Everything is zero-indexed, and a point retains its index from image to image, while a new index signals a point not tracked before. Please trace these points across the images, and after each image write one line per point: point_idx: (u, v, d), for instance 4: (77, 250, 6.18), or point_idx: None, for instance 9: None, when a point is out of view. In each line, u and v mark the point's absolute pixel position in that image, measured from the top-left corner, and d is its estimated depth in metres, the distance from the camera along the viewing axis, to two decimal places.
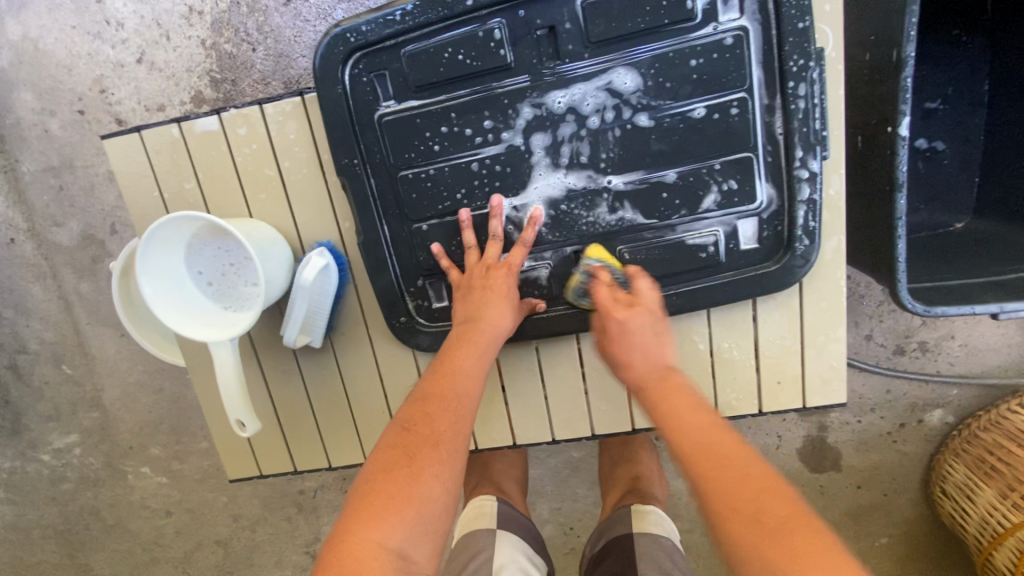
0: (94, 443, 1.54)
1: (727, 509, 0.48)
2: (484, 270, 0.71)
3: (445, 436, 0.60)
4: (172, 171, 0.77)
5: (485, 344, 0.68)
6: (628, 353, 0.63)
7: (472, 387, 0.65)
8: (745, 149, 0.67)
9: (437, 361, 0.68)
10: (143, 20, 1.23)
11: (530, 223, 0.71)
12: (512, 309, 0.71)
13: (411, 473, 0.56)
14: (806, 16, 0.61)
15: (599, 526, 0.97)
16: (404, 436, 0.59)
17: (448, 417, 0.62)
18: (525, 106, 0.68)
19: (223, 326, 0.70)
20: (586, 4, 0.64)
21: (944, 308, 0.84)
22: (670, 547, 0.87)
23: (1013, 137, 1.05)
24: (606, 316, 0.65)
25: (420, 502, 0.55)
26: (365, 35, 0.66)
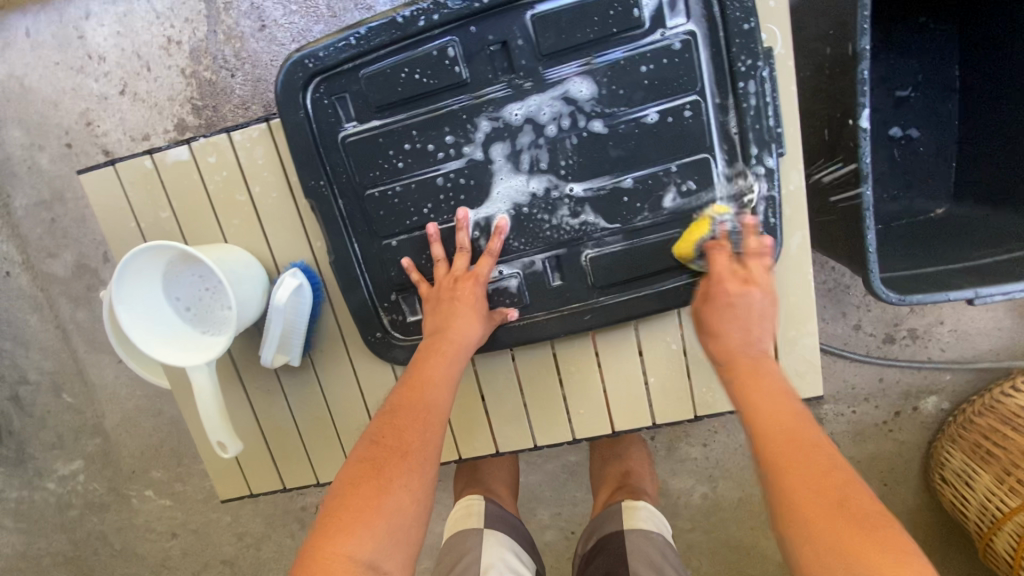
0: (98, 469, 1.56)
1: (804, 493, 0.48)
2: (452, 282, 0.72)
3: (413, 446, 0.61)
4: (147, 201, 0.79)
5: (455, 355, 0.70)
6: (722, 326, 0.64)
7: (442, 397, 0.66)
8: (701, 150, 0.68)
9: (407, 373, 0.69)
10: (124, 53, 1.26)
11: (496, 232, 0.73)
12: (482, 318, 0.73)
13: (379, 487, 0.58)
14: (751, 18, 0.63)
15: (590, 522, 0.96)
16: (374, 450, 0.61)
17: (417, 428, 0.63)
18: (483, 120, 0.70)
19: (201, 349, 0.71)
20: (535, 19, 0.66)
21: (920, 296, 0.84)
22: (661, 542, 0.86)
23: (985, 122, 1.05)
24: (715, 285, 0.65)
25: (389, 514, 0.56)
26: (323, 60, 0.68)
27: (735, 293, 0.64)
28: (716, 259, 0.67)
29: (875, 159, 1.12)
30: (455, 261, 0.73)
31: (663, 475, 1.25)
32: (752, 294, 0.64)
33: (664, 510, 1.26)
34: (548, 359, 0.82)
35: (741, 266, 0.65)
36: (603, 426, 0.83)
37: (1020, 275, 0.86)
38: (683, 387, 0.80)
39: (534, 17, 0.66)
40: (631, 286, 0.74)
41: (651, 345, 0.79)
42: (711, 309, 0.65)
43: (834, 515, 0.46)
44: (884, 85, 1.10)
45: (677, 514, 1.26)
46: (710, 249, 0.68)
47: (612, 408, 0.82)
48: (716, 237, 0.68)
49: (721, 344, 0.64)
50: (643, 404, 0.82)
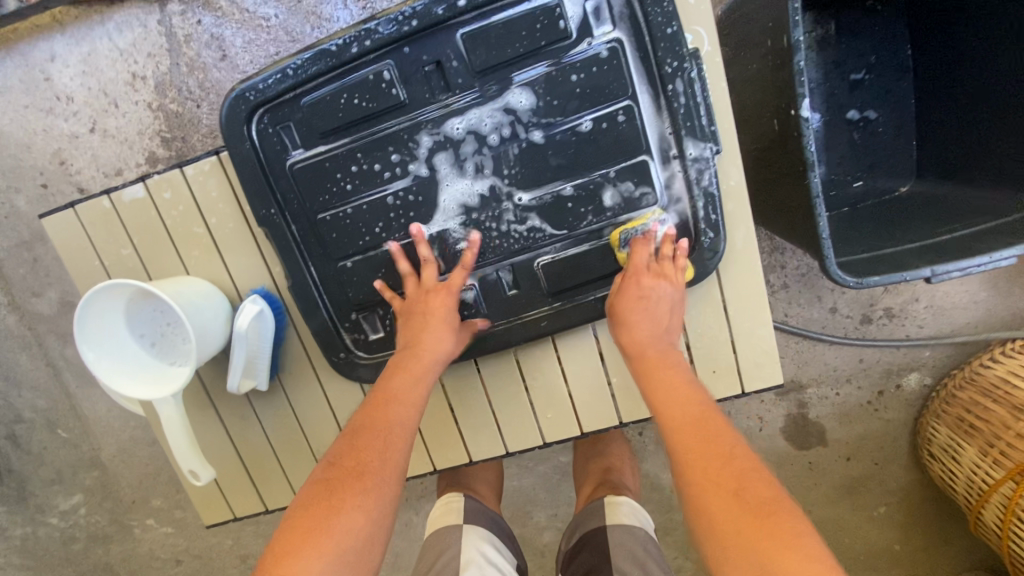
0: (98, 501, 1.58)
1: (704, 482, 0.54)
2: (425, 296, 0.73)
3: (371, 467, 0.62)
4: (109, 240, 0.81)
5: (425, 368, 0.71)
6: (634, 316, 0.70)
7: (405, 418, 0.68)
8: (638, 153, 0.70)
9: (372, 394, 0.70)
10: (90, 91, 1.27)
11: (468, 247, 0.74)
12: (454, 330, 0.74)
13: (333, 507, 0.58)
14: (673, 21, 0.65)
15: (573, 519, 0.95)
16: (333, 470, 0.62)
17: (376, 448, 0.64)
18: (425, 137, 0.71)
19: (163, 384, 0.73)
20: (466, 37, 0.67)
21: (877, 278, 0.85)
22: (644, 537, 0.85)
23: (942, 98, 1.05)
24: (632, 279, 0.70)
25: (340, 535, 0.56)
26: (263, 91, 0.70)
27: (649, 286, 0.69)
28: (637, 252, 0.71)
29: (836, 142, 1.12)
30: (422, 274, 0.74)
31: (650, 470, 1.26)
32: (665, 288, 0.70)
33: (655, 504, 1.27)
34: (512, 365, 0.83)
35: (659, 263, 0.71)
36: (572, 428, 0.84)
37: (977, 249, 0.86)
38: None
39: (463, 36, 0.67)
40: (585, 290, 0.76)
41: (613, 346, 0.81)
42: (624, 300, 0.70)
43: (731, 501, 0.52)
44: (837, 69, 1.10)
45: (671, 508, 1.26)
46: (633, 244, 0.71)
47: (578, 410, 0.84)
48: (644, 233, 0.72)
49: (629, 332, 0.70)
50: (609, 404, 0.83)
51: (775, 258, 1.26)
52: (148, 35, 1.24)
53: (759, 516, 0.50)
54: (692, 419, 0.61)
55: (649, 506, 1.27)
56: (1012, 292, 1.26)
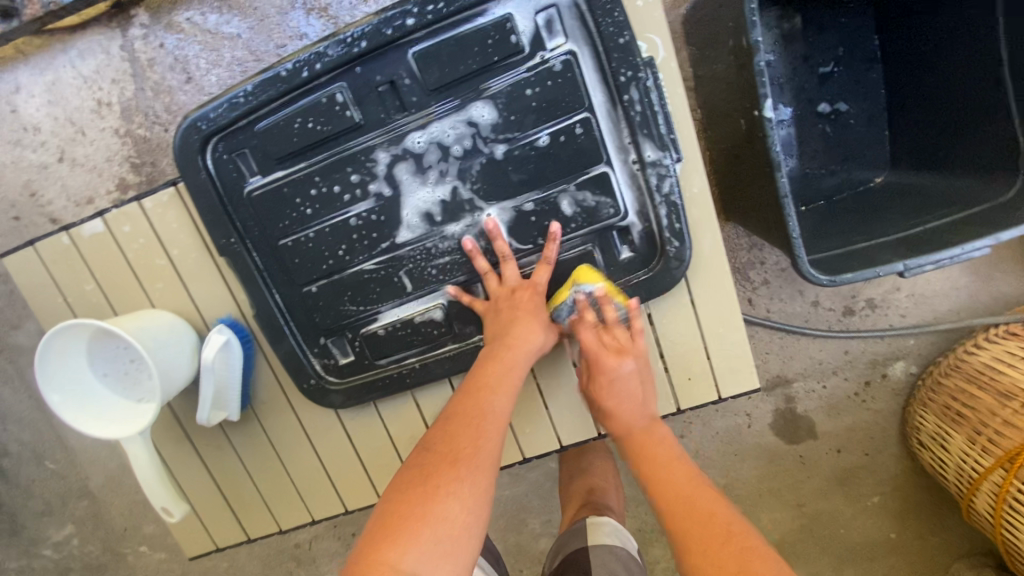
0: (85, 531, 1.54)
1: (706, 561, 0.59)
2: (511, 293, 0.72)
3: (463, 453, 0.63)
4: (70, 276, 0.80)
5: (518, 357, 0.70)
6: (610, 402, 0.73)
7: (498, 406, 0.68)
8: (598, 164, 0.69)
9: (467, 380, 0.71)
10: (57, 121, 1.23)
11: (550, 239, 0.71)
12: (544, 327, 0.73)
13: (429, 492, 0.60)
14: (625, 31, 0.64)
15: (557, 540, 0.95)
16: (427, 456, 0.63)
17: (468, 435, 0.65)
18: (384, 157, 0.70)
19: (128, 423, 0.72)
20: (417, 57, 0.66)
21: (849, 276, 0.84)
22: (625, 557, 0.86)
23: (915, 87, 1.02)
24: (596, 361, 0.72)
25: (438, 522, 0.58)
26: (215, 120, 0.69)
27: (613, 364, 0.72)
28: (584, 337, 0.73)
29: (808, 137, 1.09)
30: (504, 272, 0.73)
31: (638, 473, 1.24)
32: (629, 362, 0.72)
33: (649, 507, 1.25)
34: None
35: (610, 338, 0.73)
36: (550, 442, 0.84)
37: (948, 241, 0.85)
38: None
39: (415, 54, 0.66)
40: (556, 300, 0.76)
41: None
42: (597, 388, 0.73)
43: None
44: (806, 63, 1.07)
45: None
46: (576, 326, 0.74)
47: (556, 423, 0.83)
48: (576, 310, 0.73)
49: (615, 420, 0.74)
50: (586, 416, 0.82)
51: (755, 254, 1.23)
52: (111, 61, 1.20)
53: None
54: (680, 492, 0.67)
55: (640, 510, 1.25)
56: (992, 276, 1.24)
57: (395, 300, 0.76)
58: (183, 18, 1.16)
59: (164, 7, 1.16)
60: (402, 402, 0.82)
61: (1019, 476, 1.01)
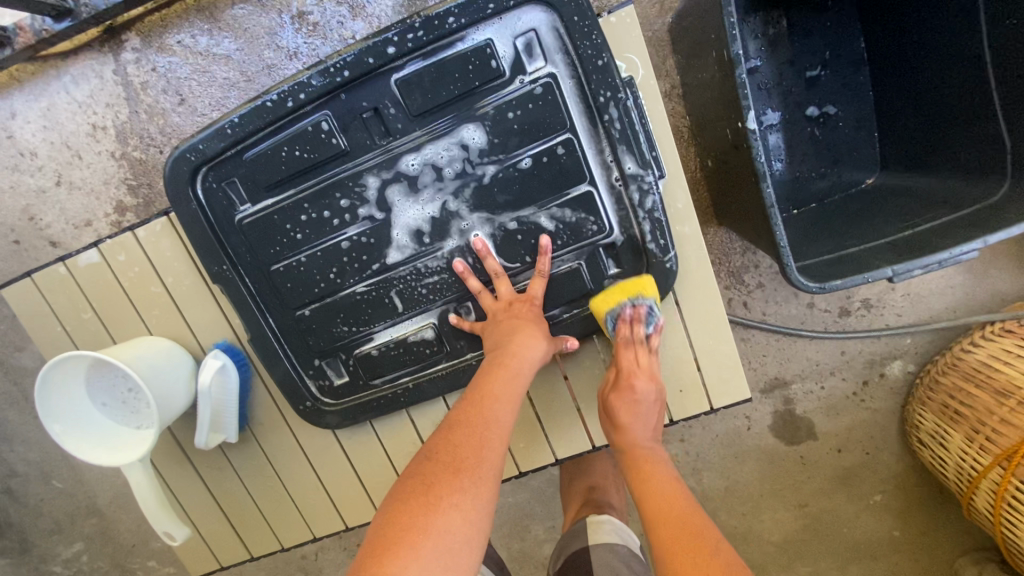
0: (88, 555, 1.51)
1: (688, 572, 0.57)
2: (507, 307, 0.72)
3: (466, 464, 0.61)
4: (68, 306, 0.81)
5: (523, 368, 0.69)
6: (625, 417, 0.72)
7: (501, 415, 0.66)
8: (582, 183, 0.70)
9: (468, 390, 0.69)
10: (52, 146, 1.21)
11: (541, 252, 0.72)
12: (546, 338, 0.72)
13: (430, 504, 0.57)
14: (603, 53, 0.65)
15: (560, 541, 0.95)
16: (428, 466, 0.61)
17: (470, 445, 0.63)
18: (373, 181, 0.71)
19: (132, 449, 0.74)
20: (400, 83, 0.67)
21: (840, 281, 0.83)
22: (626, 553, 0.85)
23: (901, 88, 1.01)
24: (626, 379, 0.72)
25: (440, 536, 0.54)
26: (203, 151, 0.69)
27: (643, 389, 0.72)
28: (623, 351, 0.73)
29: (796, 141, 1.08)
30: (497, 289, 0.74)
31: None
32: (654, 389, 0.72)
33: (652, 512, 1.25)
34: None
35: (646, 361, 0.73)
36: (545, 456, 0.85)
37: (937, 244, 0.84)
38: None
39: (398, 81, 0.67)
40: (551, 313, 0.77)
41: (577, 371, 0.81)
42: (617, 402, 0.72)
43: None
44: (793, 68, 1.05)
45: None
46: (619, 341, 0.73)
47: (550, 436, 0.84)
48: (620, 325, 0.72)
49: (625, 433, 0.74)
50: (580, 430, 0.83)
51: (749, 257, 1.21)
52: (106, 86, 1.17)
53: None
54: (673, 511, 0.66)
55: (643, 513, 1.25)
56: (987, 272, 1.22)
57: (389, 321, 0.77)
58: (174, 40, 1.13)
59: (155, 30, 1.13)
60: (397, 420, 0.83)
61: (1018, 475, 0.99)
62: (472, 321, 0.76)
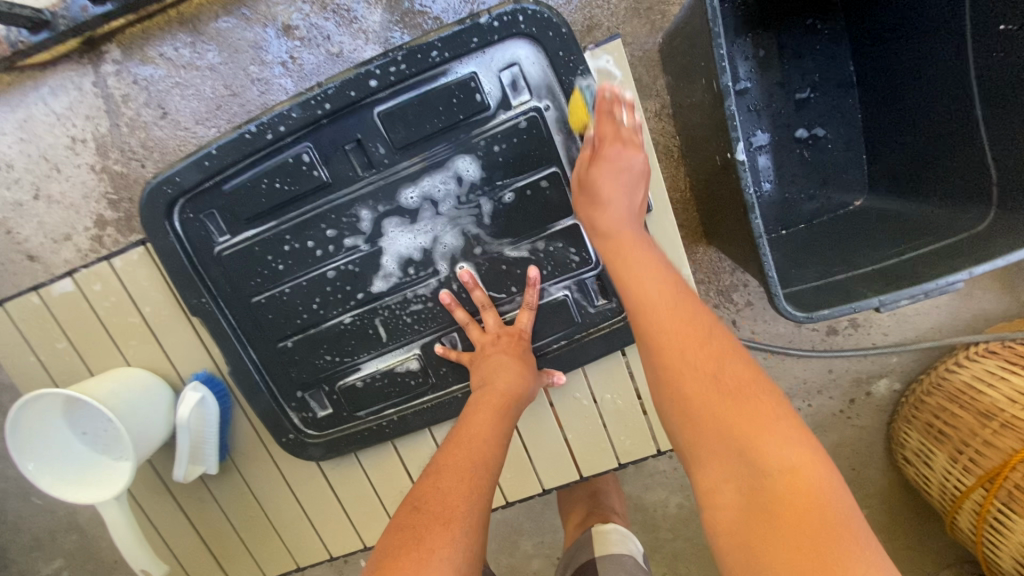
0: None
1: (687, 375, 0.54)
2: (494, 340, 0.72)
3: (456, 512, 0.59)
4: (43, 335, 0.79)
5: (506, 411, 0.68)
6: (608, 189, 0.63)
7: (489, 457, 0.64)
8: (568, 217, 0.70)
9: (454, 432, 0.67)
10: (30, 158, 1.16)
11: (529, 286, 0.71)
12: (531, 372, 0.72)
13: (420, 558, 0.54)
14: (588, 89, 0.65)
15: (566, 553, 0.94)
16: (416, 517, 0.58)
17: (460, 491, 0.61)
18: (364, 212, 0.70)
19: (108, 485, 0.72)
20: (384, 116, 0.66)
21: (827, 311, 0.82)
22: (633, 562, 0.84)
23: (890, 112, 1.01)
24: (604, 146, 0.64)
25: None
26: (180, 183, 0.68)
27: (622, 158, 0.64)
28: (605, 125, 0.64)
29: (785, 162, 1.08)
30: (485, 320, 0.73)
31: (630, 494, 1.23)
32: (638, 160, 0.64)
33: (643, 528, 1.23)
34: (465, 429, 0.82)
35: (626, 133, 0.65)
36: (532, 485, 0.84)
37: (922, 273, 0.84)
38: (602, 436, 0.81)
39: (381, 113, 0.66)
40: (544, 341, 0.76)
41: (564, 403, 0.80)
42: (598, 174, 0.63)
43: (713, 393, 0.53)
44: (782, 89, 1.05)
45: (656, 528, 1.23)
46: (598, 114, 0.64)
47: (537, 466, 0.83)
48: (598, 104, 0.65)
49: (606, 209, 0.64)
50: (567, 459, 0.83)
51: (738, 276, 1.20)
52: (85, 98, 1.13)
53: (742, 410, 0.51)
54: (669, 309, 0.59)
55: (635, 530, 1.23)
56: (971, 293, 1.23)
57: (374, 352, 0.76)
58: (156, 52, 1.10)
59: (136, 41, 1.10)
60: (383, 451, 0.82)
61: (999, 498, 0.99)
62: (459, 352, 0.75)
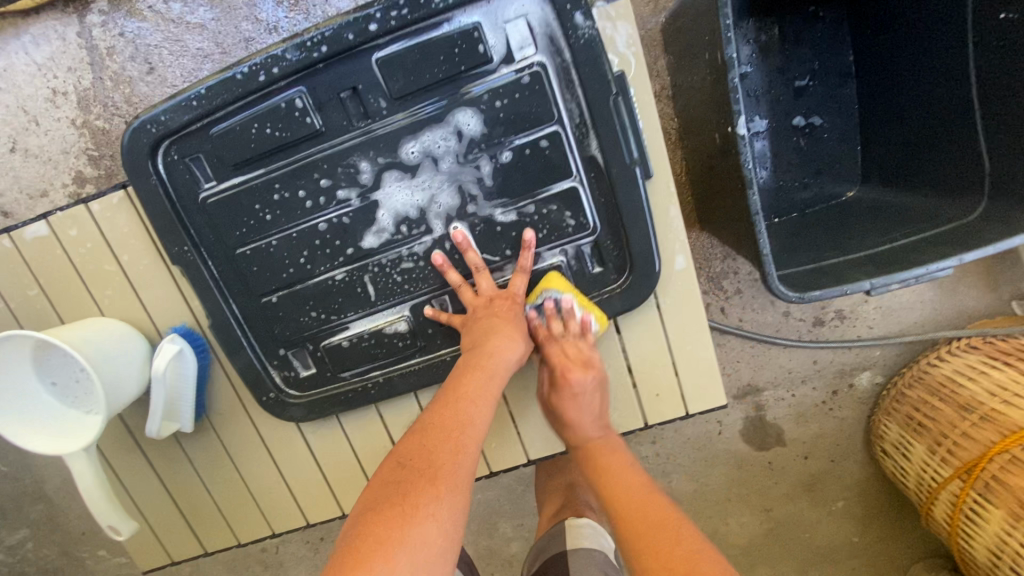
0: (27, 553, 1.38)
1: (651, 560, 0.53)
2: (487, 303, 0.70)
3: (444, 470, 0.58)
4: (14, 281, 0.76)
5: (496, 373, 0.67)
6: (570, 413, 0.71)
7: (478, 416, 0.64)
8: (567, 179, 0.68)
9: (443, 391, 0.66)
10: (8, 109, 1.11)
11: (524, 247, 0.69)
12: (525, 337, 0.70)
13: (405, 514, 0.53)
14: (596, 44, 0.63)
15: (537, 543, 0.92)
16: (403, 474, 0.57)
17: (448, 450, 0.60)
18: (363, 163, 0.67)
19: (77, 436, 0.70)
20: (382, 63, 0.64)
21: (818, 292, 0.82)
22: (603, 559, 0.82)
23: (887, 104, 0.99)
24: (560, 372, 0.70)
25: (415, 547, 0.51)
26: (165, 123, 0.65)
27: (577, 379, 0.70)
28: (550, 349, 0.71)
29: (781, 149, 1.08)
30: (478, 283, 0.71)
31: None
32: (590, 376, 0.70)
33: None
34: None
35: (575, 350, 0.71)
36: (517, 457, 0.83)
37: (914, 260, 0.84)
38: None
39: (379, 60, 0.64)
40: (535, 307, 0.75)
41: None
42: (559, 400, 0.71)
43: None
44: (781, 76, 1.03)
45: None
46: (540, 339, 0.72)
47: (523, 437, 0.82)
48: (542, 319, 0.72)
49: (573, 429, 0.71)
50: (553, 431, 0.82)
51: (729, 263, 1.21)
52: (68, 49, 1.08)
53: None
54: (641, 508, 0.60)
55: None
56: (956, 289, 1.24)
57: (362, 312, 0.74)
58: (145, 5, 1.06)
59: None
60: (367, 415, 0.80)
61: (976, 489, 1.00)
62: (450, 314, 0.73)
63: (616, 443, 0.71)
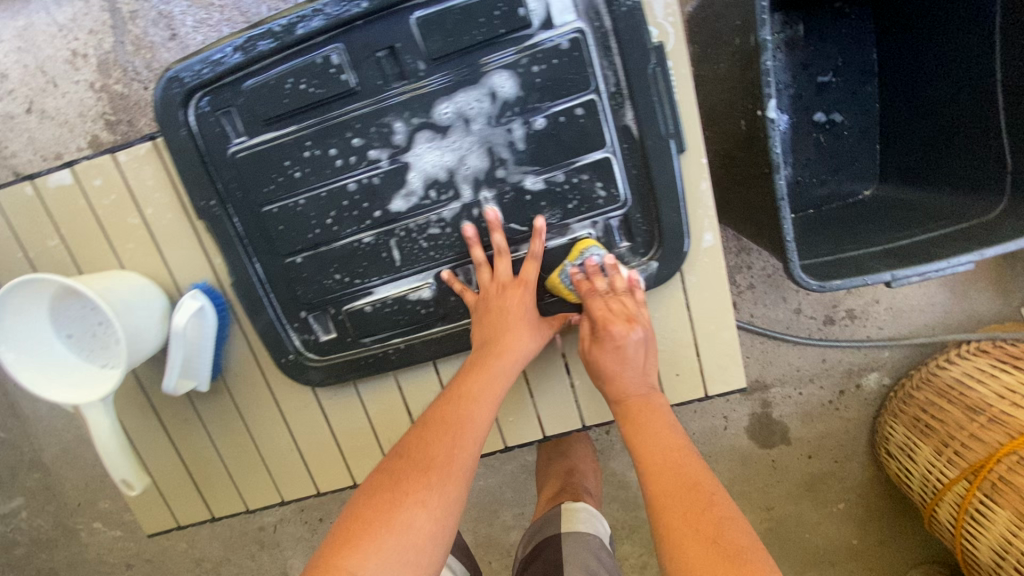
0: (16, 524, 1.35)
1: (682, 527, 0.57)
2: (499, 290, 0.70)
3: (438, 461, 0.63)
4: (34, 230, 0.75)
5: (506, 367, 0.69)
6: (611, 367, 0.70)
7: (482, 411, 0.67)
8: (600, 149, 0.68)
9: (452, 382, 0.70)
10: (26, 69, 1.10)
11: (536, 235, 0.70)
12: (533, 331, 0.71)
13: (394, 500, 0.60)
14: (637, 12, 0.63)
15: (532, 526, 0.92)
16: (400, 463, 0.63)
17: (445, 442, 0.65)
18: (396, 122, 0.67)
19: (94, 386, 0.69)
20: (421, 22, 0.64)
21: (839, 282, 0.82)
22: (596, 544, 0.82)
23: (911, 104, 0.99)
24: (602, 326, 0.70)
25: (400, 530, 0.58)
26: (198, 74, 0.65)
27: (622, 333, 0.69)
28: (593, 303, 0.70)
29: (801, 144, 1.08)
30: (496, 266, 0.71)
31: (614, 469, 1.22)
32: (636, 331, 0.69)
33: (625, 503, 1.22)
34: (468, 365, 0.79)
35: (620, 305, 0.71)
36: (532, 432, 0.83)
37: (936, 254, 0.84)
38: None
39: (419, 20, 0.64)
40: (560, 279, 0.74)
41: (574, 347, 0.79)
42: (600, 353, 0.70)
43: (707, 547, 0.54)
44: (805, 71, 1.02)
45: (637, 505, 1.21)
46: (583, 292, 0.71)
47: (539, 412, 0.82)
48: (585, 274, 0.71)
49: (614, 383, 0.71)
50: (569, 406, 0.81)
51: (742, 258, 1.20)
52: (92, 11, 1.08)
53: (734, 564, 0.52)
54: (672, 470, 0.63)
55: (617, 507, 1.22)
56: (966, 294, 1.24)
57: (386, 276, 0.73)
58: None
59: None
60: (383, 383, 0.79)
61: (982, 490, 1.00)
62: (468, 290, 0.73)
63: (658, 403, 0.71)
